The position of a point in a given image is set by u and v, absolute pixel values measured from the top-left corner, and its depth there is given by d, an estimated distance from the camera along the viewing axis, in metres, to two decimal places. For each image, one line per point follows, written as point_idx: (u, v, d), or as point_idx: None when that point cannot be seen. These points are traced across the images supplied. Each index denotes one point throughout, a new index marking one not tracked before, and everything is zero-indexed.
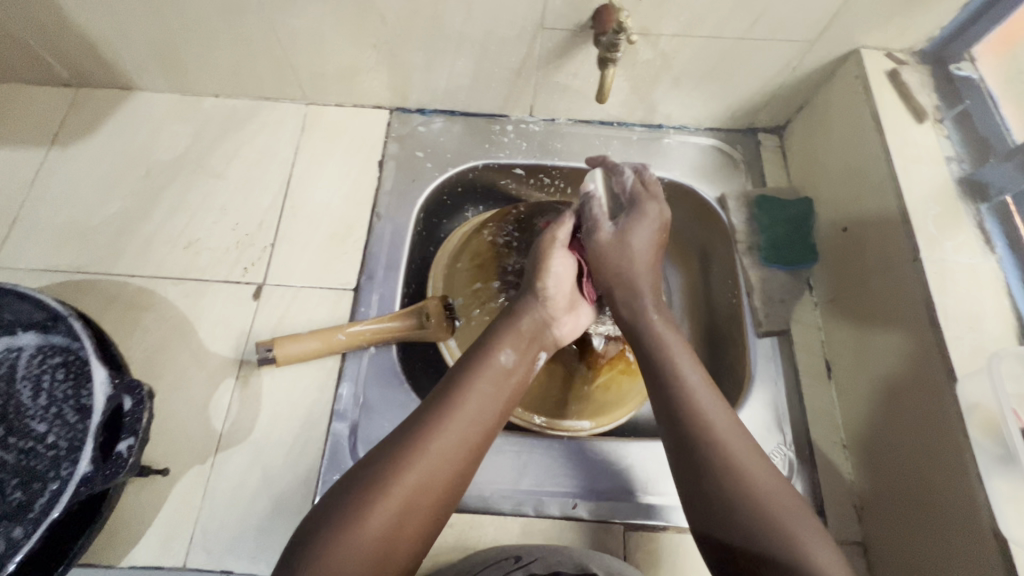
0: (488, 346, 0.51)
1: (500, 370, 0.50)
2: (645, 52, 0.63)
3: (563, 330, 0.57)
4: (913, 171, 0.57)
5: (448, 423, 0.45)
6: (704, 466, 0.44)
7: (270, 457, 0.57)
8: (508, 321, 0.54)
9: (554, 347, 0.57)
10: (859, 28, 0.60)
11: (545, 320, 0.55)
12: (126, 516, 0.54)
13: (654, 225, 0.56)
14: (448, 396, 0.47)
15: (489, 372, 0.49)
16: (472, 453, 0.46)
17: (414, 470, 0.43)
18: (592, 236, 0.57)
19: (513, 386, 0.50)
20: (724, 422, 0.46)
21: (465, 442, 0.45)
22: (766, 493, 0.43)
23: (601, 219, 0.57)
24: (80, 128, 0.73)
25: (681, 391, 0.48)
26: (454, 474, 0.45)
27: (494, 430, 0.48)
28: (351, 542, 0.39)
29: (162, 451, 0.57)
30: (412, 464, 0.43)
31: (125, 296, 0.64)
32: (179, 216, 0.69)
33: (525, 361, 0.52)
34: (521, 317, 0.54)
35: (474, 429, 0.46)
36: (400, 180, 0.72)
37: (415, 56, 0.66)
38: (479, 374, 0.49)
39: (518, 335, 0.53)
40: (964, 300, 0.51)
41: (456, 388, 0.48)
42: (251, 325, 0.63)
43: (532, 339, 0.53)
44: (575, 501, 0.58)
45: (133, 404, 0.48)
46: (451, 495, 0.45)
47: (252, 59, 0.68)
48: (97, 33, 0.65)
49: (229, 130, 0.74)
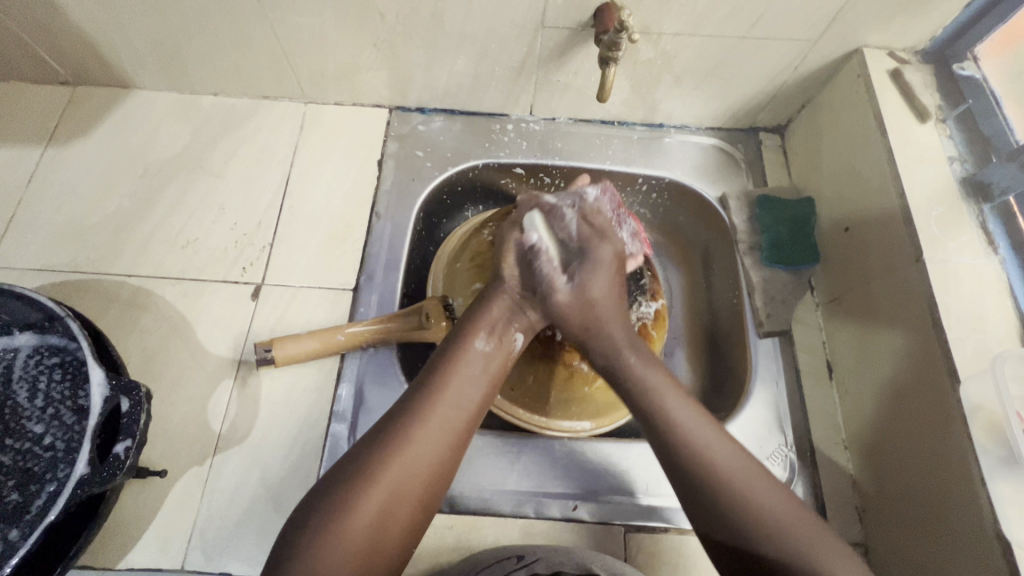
0: (464, 331, 0.51)
1: (476, 355, 0.49)
2: (646, 51, 0.63)
3: (542, 308, 0.54)
4: (916, 171, 0.57)
5: (428, 415, 0.45)
6: (713, 507, 0.44)
7: (269, 459, 0.57)
8: (480, 305, 0.53)
9: (534, 331, 0.54)
10: (862, 28, 0.60)
11: (516, 303, 0.53)
12: (125, 518, 0.54)
13: (608, 266, 0.52)
14: (427, 389, 0.46)
15: (464, 357, 0.49)
16: (456, 440, 0.46)
17: (395, 462, 0.43)
18: (551, 297, 0.51)
19: (493, 368, 0.50)
20: (724, 453, 0.45)
21: (446, 430, 0.45)
22: (777, 525, 0.42)
23: (553, 276, 0.52)
24: (78, 127, 0.73)
25: (677, 429, 0.46)
26: (437, 463, 0.44)
27: (476, 415, 0.48)
28: (339, 537, 0.40)
29: (160, 452, 0.57)
30: (394, 458, 0.43)
31: (123, 296, 0.64)
32: (178, 215, 0.68)
33: (500, 341, 0.51)
34: (493, 301, 0.52)
35: (455, 415, 0.46)
36: (400, 179, 0.72)
37: (416, 55, 0.66)
38: (456, 364, 0.48)
39: (489, 319, 0.51)
40: (968, 301, 0.51)
41: (435, 379, 0.47)
42: (250, 325, 0.63)
43: (505, 319, 0.52)
44: (575, 502, 0.57)
45: (130, 406, 0.48)
46: (438, 483, 0.45)
47: (252, 58, 0.68)
48: (94, 30, 0.65)
49: (227, 129, 0.74)
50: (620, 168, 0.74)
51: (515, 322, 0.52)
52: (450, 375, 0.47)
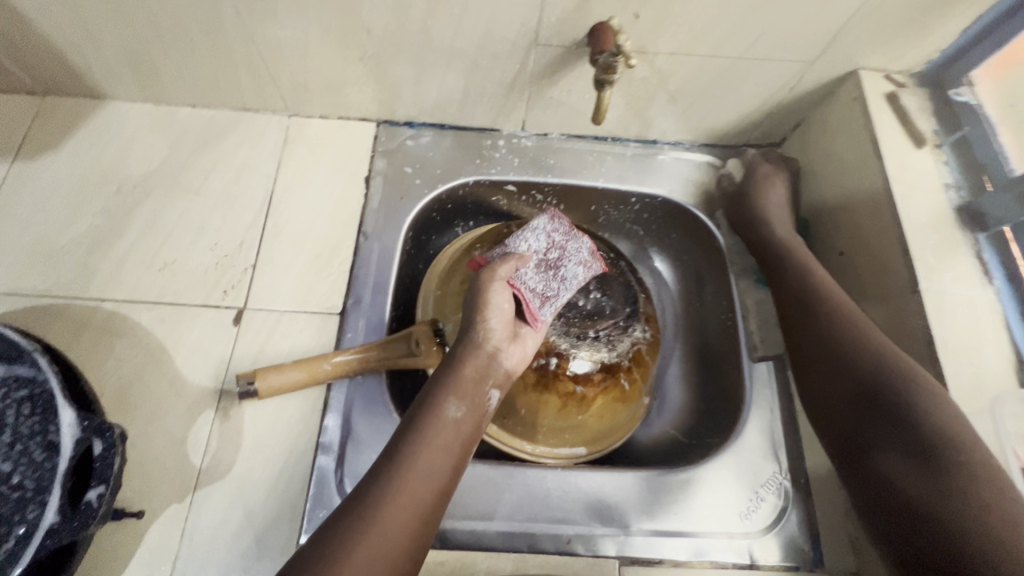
0: (435, 397, 0.48)
1: (447, 420, 0.47)
2: (641, 70, 0.62)
3: (510, 362, 0.54)
4: (913, 198, 0.56)
5: (399, 489, 0.43)
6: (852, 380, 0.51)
7: (252, 495, 0.55)
8: (451, 365, 0.51)
9: (508, 382, 0.54)
10: (859, 49, 0.59)
11: (486, 362, 0.52)
12: (97, 561, 0.51)
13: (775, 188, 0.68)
14: (399, 452, 0.45)
15: (437, 424, 0.47)
16: (429, 511, 0.44)
17: (365, 542, 0.40)
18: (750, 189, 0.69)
19: (463, 436, 0.48)
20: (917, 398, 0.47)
21: (416, 507, 0.43)
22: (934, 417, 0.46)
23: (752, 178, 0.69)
24: (47, 140, 0.69)
25: (861, 333, 0.53)
26: (410, 537, 0.43)
27: (450, 481, 0.46)
28: None
29: (137, 491, 0.54)
30: (367, 538, 0.41)
31: (96, 321, 0.61)
32: (155, 235, 0.66)
33: (470, 404, 0.49)
34: (463, 363, 0.51)
35: (425, 486, 0.44)
36: (388, 197, 0.69)
37: (404, 70, 0.64)
38: (428, 432, 0.46)
39: (458, 383, 0.50)
40: (964, 334, 0.50)
41: (404, 448, 0.45)
42: (231, 353, 0.60)
43: (476, 381, 0.51)
44: (569, 535, 0.56)
45: (104, 449, 0.46)
46: (410, 560, 0.43)
47: (232, 70, 0.65)
48: (65, 40, 0.61)
49: (207, 142, 0.71)
50: (612, 186, 0.72)
51: (490, 380, 0.52)
52: (420, 445, 0.45)
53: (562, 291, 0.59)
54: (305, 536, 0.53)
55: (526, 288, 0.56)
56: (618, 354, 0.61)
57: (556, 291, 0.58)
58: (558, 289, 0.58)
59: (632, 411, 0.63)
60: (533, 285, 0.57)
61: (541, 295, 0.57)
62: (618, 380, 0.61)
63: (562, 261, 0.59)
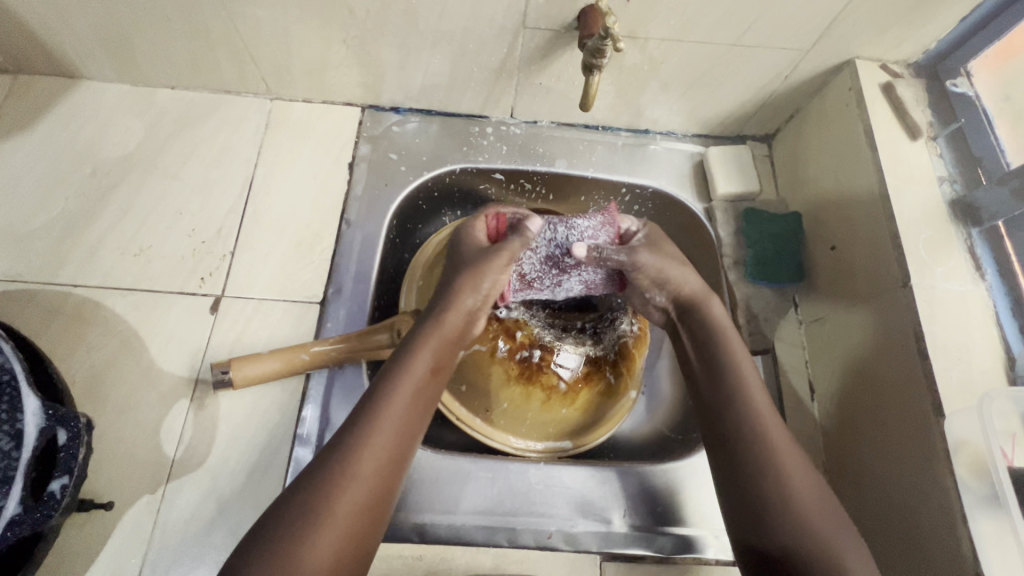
0: (409, 348, 0.48)
1: (424, 367, 0.47)
2: (632, 56, 0.60)
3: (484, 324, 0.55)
4: (906, 191, 0.55)
5: (375, 429, 0.43)
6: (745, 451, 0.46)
7: (226, 487, 0.53)
8: (433, 318, 0.51)
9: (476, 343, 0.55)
10: (855, 38, 0.58)
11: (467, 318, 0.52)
12: (65, 553, 0.50)
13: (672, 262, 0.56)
14: (369, 405, 0.44)
15: (413, 372, 0.46)
16: (401, 455, 0.44)
17: (351, 474, 0.41)
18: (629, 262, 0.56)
19: (436, 385, 0.48)
20: (802, 478, 0.44)
21: (391, 447, 0.43)
22: (806, 505, 0.43)
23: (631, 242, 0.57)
24: (19, 120, 0.67)
25: (781, 482, 0.44)
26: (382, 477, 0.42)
27: (418, 426, 0.46)
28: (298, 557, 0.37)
29: (107, 482, 0.53)
30: (337, 493, 0.40)
31: (68, 308, 0.59)
32: (130, 220, 0.64)
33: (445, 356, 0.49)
34: (445, 317, 0.51)
35: (400, 430, 0.44)
36: (372, 184, 0.68)
37: (389, 52, 0.62)
38: (404, 378, 0.46)
39: (441, 335, 0.50)
40: (955, 330, 0.50)
41: (382, 391, 0.45)
42: (207, 342, 0.59)
43: (455, 336, 0.51)
44: (550, 530, 0.55)
45: (68, 439, 0.45)
46: (382, 503, 0.42)
47: (211, 51, 0.63)
48: (34, 16, 0.59)
49: (185, 126, 0.69)
50: (602, 177, 0.70)
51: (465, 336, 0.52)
52: (395, 390, 0.45)
53: (549, 290, 0.58)
54: (290, 479, 0.54)
55: (517, 271, 0.56)
56: (604, 347, 0.61)
57: (542, 287, 0.58)
58: (545, 287, 0.58)
59: (620, 403, 0.62)
60: (525, 270, 0.57)
61: (525, 281, 0.57)
62: (603, 374, 0.61)
63: (572, 269, 0.57)
